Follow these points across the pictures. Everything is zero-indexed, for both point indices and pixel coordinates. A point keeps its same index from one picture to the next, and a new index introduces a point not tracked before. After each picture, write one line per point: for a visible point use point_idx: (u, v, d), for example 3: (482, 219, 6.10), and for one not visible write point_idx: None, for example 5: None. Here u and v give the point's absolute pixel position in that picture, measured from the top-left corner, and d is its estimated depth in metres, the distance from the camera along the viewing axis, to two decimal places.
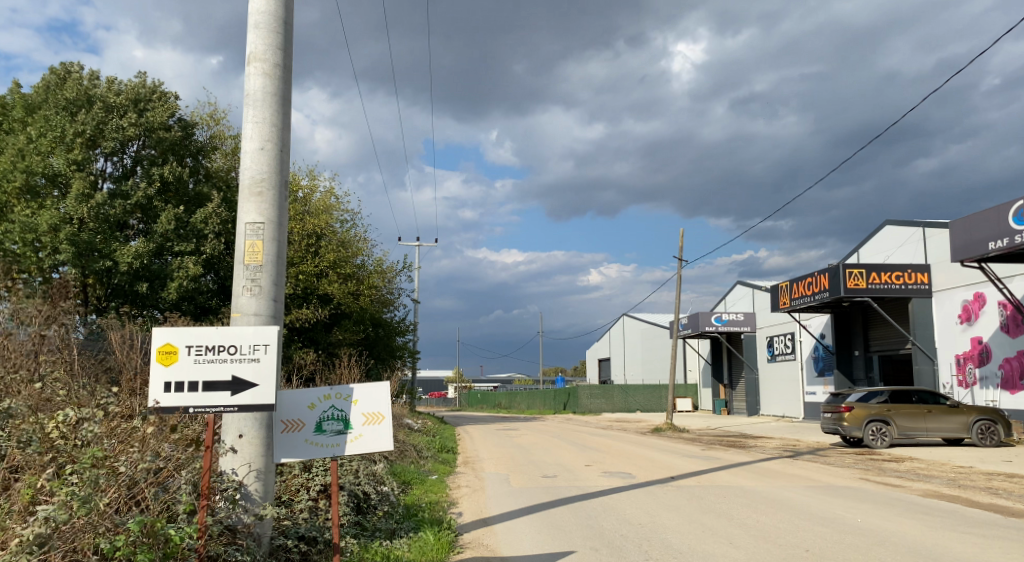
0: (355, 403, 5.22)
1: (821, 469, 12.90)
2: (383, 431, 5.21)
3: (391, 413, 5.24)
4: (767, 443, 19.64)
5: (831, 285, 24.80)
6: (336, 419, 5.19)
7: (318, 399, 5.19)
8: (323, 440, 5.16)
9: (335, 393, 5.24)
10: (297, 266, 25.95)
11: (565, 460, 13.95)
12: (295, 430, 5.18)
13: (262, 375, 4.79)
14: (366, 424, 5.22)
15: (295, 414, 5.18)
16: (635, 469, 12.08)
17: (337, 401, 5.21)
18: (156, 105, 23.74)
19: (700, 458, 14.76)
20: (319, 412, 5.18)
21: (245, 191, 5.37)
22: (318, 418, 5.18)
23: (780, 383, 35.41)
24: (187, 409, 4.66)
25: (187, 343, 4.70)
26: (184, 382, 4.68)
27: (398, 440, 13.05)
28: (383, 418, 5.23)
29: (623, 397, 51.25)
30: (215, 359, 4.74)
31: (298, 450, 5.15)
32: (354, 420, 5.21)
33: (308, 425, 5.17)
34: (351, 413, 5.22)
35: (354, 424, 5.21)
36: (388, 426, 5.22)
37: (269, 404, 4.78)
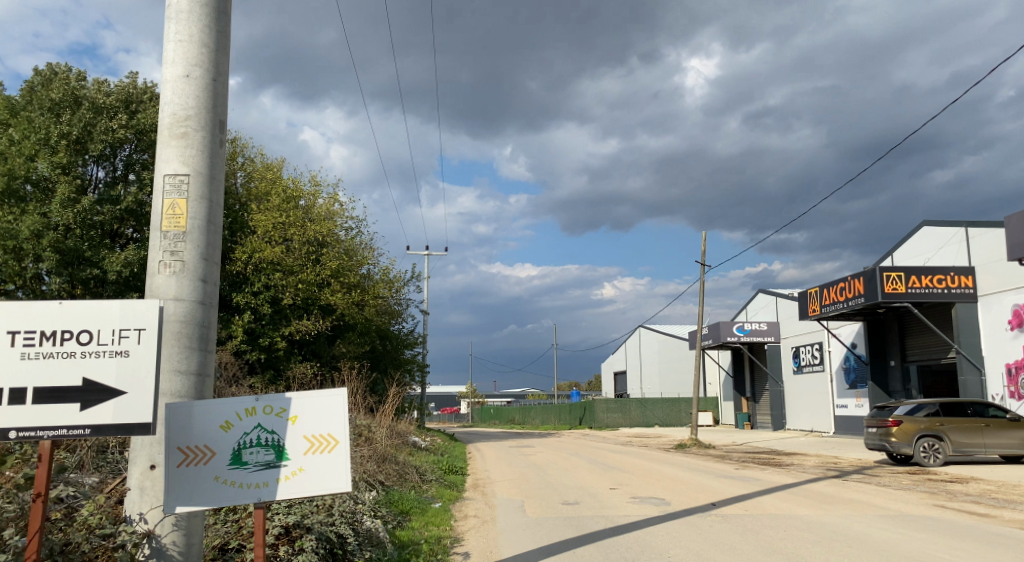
0: (294, 423, 3.98)
1: (881, 492, 11.32)
2: (338, 460, 3.99)
3: (346, 435, 4.01)
4: (805, 461, 18.00)
5: (866, 290, 23.20)
6: (264, 446, 3.94)
7: (238, 415, 3.91)
8: (242, 477, 3.89)
9: (264, 406, 3.97)
10: (298, 275, 24.54)
11: (587, 482, 12.42)
12: (202, 462, 3.85)
13: (128, 380, 3.72)
14: (310, 451, 3.98)
15: (202, 438, 3.85)
16: (669, 494, 10.56)
17: (266, 419, 3.95)
18: (148, 107, 22.80)
19: (738, 479, 13.19)
20: (240, 436, 3.90)
21: (163, 132, 3.97)
22: (238, 444, 3.90)
23: (808, 396, 33.63)
24: (12, 429, 3.60)
25: (12, 329, 3.66)
26: (6, 389, 3.62)
27: (397, 462, 11.58)
28: (337, 442, 4.00)
29: (640, 412, 49.51)
30: (55, 354, 3.70)
31: (206, 491, 3.83)
32: (293, 446, 3.96)
33: (221, 454, 3.87)
34: (289, 436, 3.97)
35: (293, 451, 3.96)
36: (344, 452, 4.00)
37: (134, 420, 3.68)
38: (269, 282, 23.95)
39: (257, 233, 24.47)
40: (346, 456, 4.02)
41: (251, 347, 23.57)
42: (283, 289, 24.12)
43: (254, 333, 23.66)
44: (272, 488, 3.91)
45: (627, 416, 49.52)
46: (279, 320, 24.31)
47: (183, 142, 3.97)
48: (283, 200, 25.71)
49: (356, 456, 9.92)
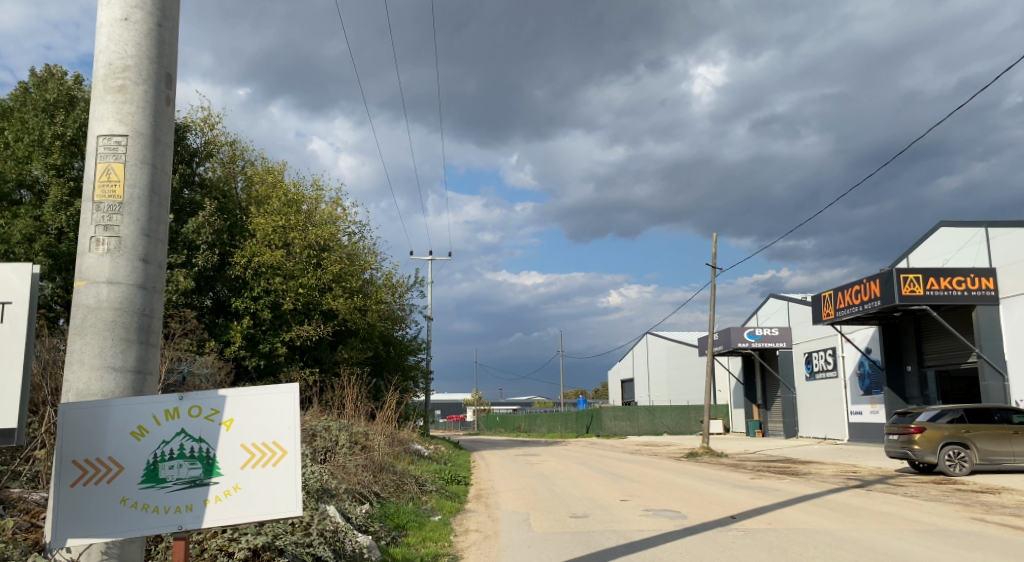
0: (230, 430, 3.42)
1: (911, 504, 10.63)
2: (284, 474, 3.46)
3: (295, 445, 3.47)
4: (823, 469, 17.28)
5: (883, 293, 22.47)
6: (189, 459, 3.39)
7: (153, 421, 3.33)
8: (157, 498, 3.34)
9: (192, 409, 3.40)
10: (298, 279, 23.91)
11: (596, 493, 11.76)
12: (106, 481, 3.29)
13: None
14: (249, 465, 3.43)
15: (108, 451, 3.29)
16: (684, 506, 9.90)
17: (190, 424, 3.39)
18: None
19: (756, 489, 12.49)
20: (158, 446, 3.35)
21: (98, 86, 3.38)
22: (154, 457, 3.35)
23: (821, 402, 32.86)
24: None
25: None
26: None
27: (395, 471, 10.96)
28: (285, 454, 3.47)
29: (648, 419, 48.72)
30: None
31: (111, 517, 3.27)
32: (227, 459, 3.41)
33: (132, 469, 3.33)
34: (222, 447, 3.42)
35: (227, 465, 3.42)
36: (293, 464, 3.47)
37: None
38: (270, 286, 23.47)
39: (257, 236, 23.92)
40: (296, 468, 3.49)
41: (251, 353, 22.98)
42: (284, 293, 23.62)
43: (254, 338, 23.16)
44: (199, 511, 3.37)
45: (635, 423, 48.75)
46: (279, 325, 23.83)
47: (123, 97, 3.39)
48: (285, 203, 25.14)
49: (350, 466, 9.32)
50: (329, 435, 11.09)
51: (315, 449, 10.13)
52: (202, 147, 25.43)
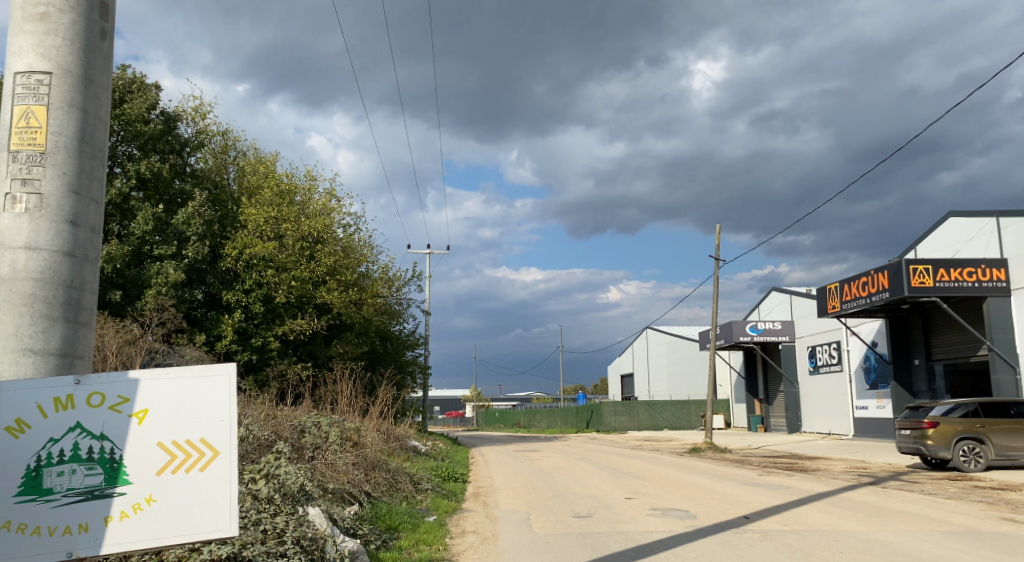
0: (142, 424, 3.11)
1: (931, 502, 10.13)
2: (211, 477, 3.18)
3: (224, 444, 3.19)
4: (832, 465, 16.78)
5: (891, 285, 21.95)
6: (89, 462, 3.04)
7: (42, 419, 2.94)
8: (42, 510, 2.95)
9: (96, 403, 3.04)
10: (291, 271, 23.40)
11: (600, 491, 11.25)
12: None
13: None
14: (168, 470, 3.12)
15: None
16: (693, 505, 9.38)
17: (89, 418, 3.03)
18: (137, 97, 21.87)
19: (766, 487, 11.99)
20: (48, 447, 2.98)
21: (19, 20, 2.97)
22: (40, 461, 2.98)
23: (825, 397, 32.38)
24: None
25: None
26: None
27: (388, 468, 10.45)
28: (215, 455, 3.19)
29: (649, 414, 48.28)
30: None
31: None
32: (140, 461, 3.09)
33: (11, 475, 2.92)
34: (132, 445, 3.09)
35: (140, 471, 3.09)
36: (227, 463, 3.19)
37: None
38: (262, 279, 22.96)
39: (249, 228, 23.41)
40: (227, 468, 3.21)
41: (243, 347, 22.54)
42: (276, 286, 23.05)
43: (246, 332, 22.72)
44: (100, 530, 3.01)
45: (636, 419, 48.28)
46: (273, 319, 23.41)
47: (46, 32, 2.97)
48: (279, 194, 24.67)
49: (339, 464, 8.80)
50: (319, 431, 10.58)
51: (305, 447, 9.60)
52: (194, 137, 24.93)
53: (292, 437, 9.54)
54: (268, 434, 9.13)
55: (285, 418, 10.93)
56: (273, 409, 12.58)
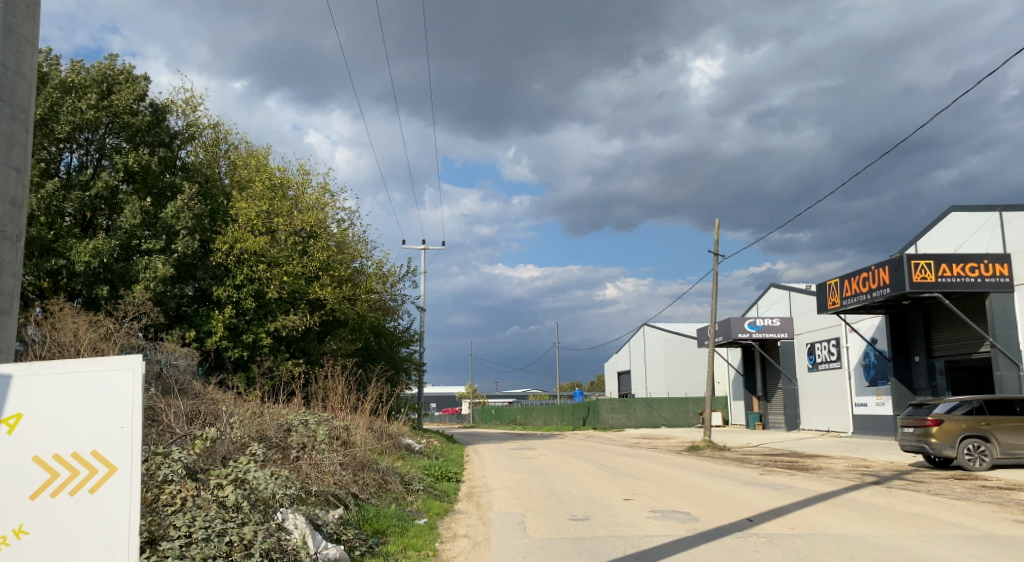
0: (20, 436, 3.04)
1: (941, 503, 9.78)
2: (108, 495, 3.03)
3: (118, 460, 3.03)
4: (833, 464, 16.43)
5: (892, 280, 21.61)
6: None
7: None
8: None
9: None
10: (283, 266, 23.02)
11: (598, 492, 10.87)
12: None
13: None
14: (51, 490, 3.04)
15: None
16: (694, 507, 9.01)
17: None
18: (125, 88, 21.34)
19: (768, 487, 11.64)
20: None
21: None
22: None
23: (824, 394, 32.07)
24: None
25: None
26: None
27: (378, 469, 10.06)
28: (111, 471, 3.05)
29: (646, 412, 47.94)
30: None
31: None
32: (23, 480, 3.03)
33: None
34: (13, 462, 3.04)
35: (21, 491, 3.03)
36: (122, 478, 3.04)
37: None
38: (253, 275, 22.62)
39: (239, 222, 23.01)
40: (126, 482, 3.04)
41: (234, 344, 22.16)
42: (268, 281, 22.69)
43: (237, 329, 22.38)
44: None
45: (633, 416, 47.95)
46: (265, 315, 23.01)
47: None
48: (270, 188, 24.33)
49: (326, 464, 8.44)
50: (306, 430, 10.19)
51: (292, 447, 9.21)
52: (185, 129, 24.48)
53: (275, 436, 9.18)
54: (249, 433, 8.77)
55: (269, 416, 10.58)
56: (260, 407, 12.18)
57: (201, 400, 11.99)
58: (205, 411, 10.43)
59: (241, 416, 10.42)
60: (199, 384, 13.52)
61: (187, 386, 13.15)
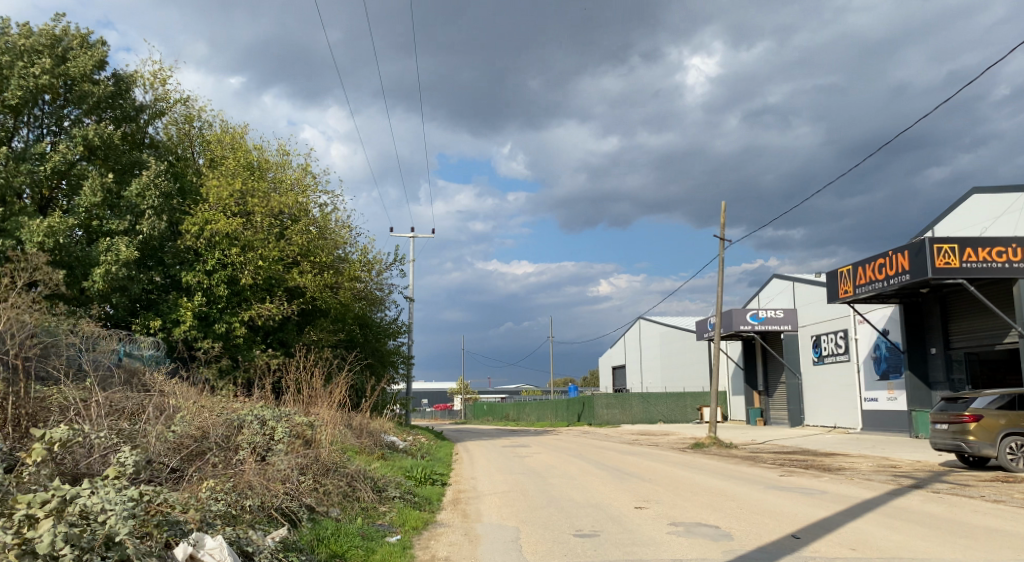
0: None
1: (1008, 513, 8.32)
2: None
3: None
4: (857, 465, 14.92)
5: (912, 266, 20.15)
6: None
7: None
8: None
9: None
10: (257, 250, 21.49)
11: (607, 500, 9.35)
12: None
13: None
14: None
15: None
16: (724, 520, 7.54)
17: None
18: (81, 54, 20.84)
19: (798, 492, 10.14)
20: None
21: None
22: None
23: (831, 389, 30.67)
24: None
25: None
26: None
27: (346, 473, 8.54)
28: None
29: (643, 407, 46.49)
30: None
31: None
32: None
33: None
34: None
35: None
36: None
37: None
38: (226, 260, 21.02)
39: (210, 201, 21.47)
40: None
41: (205, 335, 20.67)
42: (242, 267, 21.10)
43: (209, 318, 20.85)
44: None
45: (630, 412, 46.55)
46: (239, 303, 21.45)
47: None
48: (245, 170, 22.98)
49: (275, 471, 6.96)
50: (263, 427, 8.69)
51: (239, 448, 7.85)
52: (151, 104, 23.08)
53: (219, 434, 7.69)
54: (184, 432, 7.32)
55: (220, 411, 9.11)
56: (213, 399, 10.69)
57: (145, 390, 10.56)
58: (154, 404, 8.95)
59: (189, 410, 8.95)
60: (149, 373, 12.07)
61: (133, 378, 11.68)
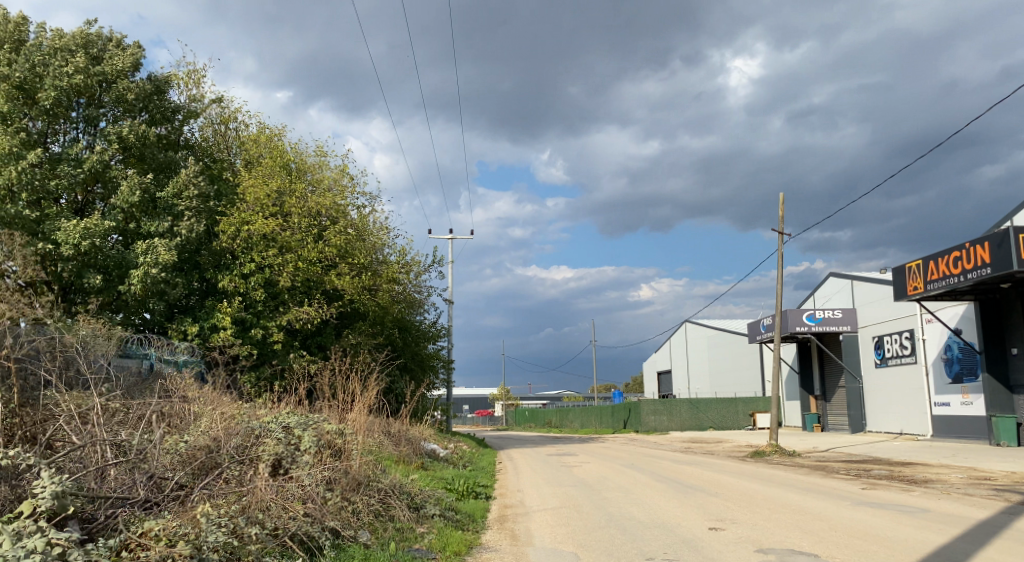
0: None
1: None
2: None
3: None
4: (945, 476, 13.44)
5: (993, 259, 18.48)
6: None
7: None
8: None
9: None
10: (295, 252, 20.86)
11: (675, 520, 8.20)
12: None
13: None
14: None
15: None
16: (822, 548, 6.37)
17: None
18: (118, 55, 20.57)
19: (893, 509, 8.86)
20: None
21: None
22: None
23: (897, 393, 28.82)
24: None
25: None
26: None
27: (380, 488, 7.57)
28: None
29: (691, 413, 44.84)
30: None
31: None
32: None
33: None
34: None
35: None
36: None
37: None
38: (265, 261, 20.31)
39: (247, 201, 20.88)
40: None
41: (242, 340, 19.99)
42: (280, 269, 20.42)
43: (246, 323, 20.21)
44: None
45: (677, 418, 44.98)
46: (277, 307, 20.75)
47: None
48: (283, 171, 22.44)
49: (289, 492, 6.01)
50: (286, 435, 7.73)
51: (259, 459, 6.88)
52: (185, 104, 22.69)
53: (232, 445, 6.76)
54: (193, 443, 6.49)
55: (242, 418, 8.23)
56: (237, 404, 9.85)
57: (164, 395, 9.80)
58: (174, 411, 8.18)
59: (213, 418, 8.12)
60: (172, 377, 11.36)
61: (154, 382, 10.97)
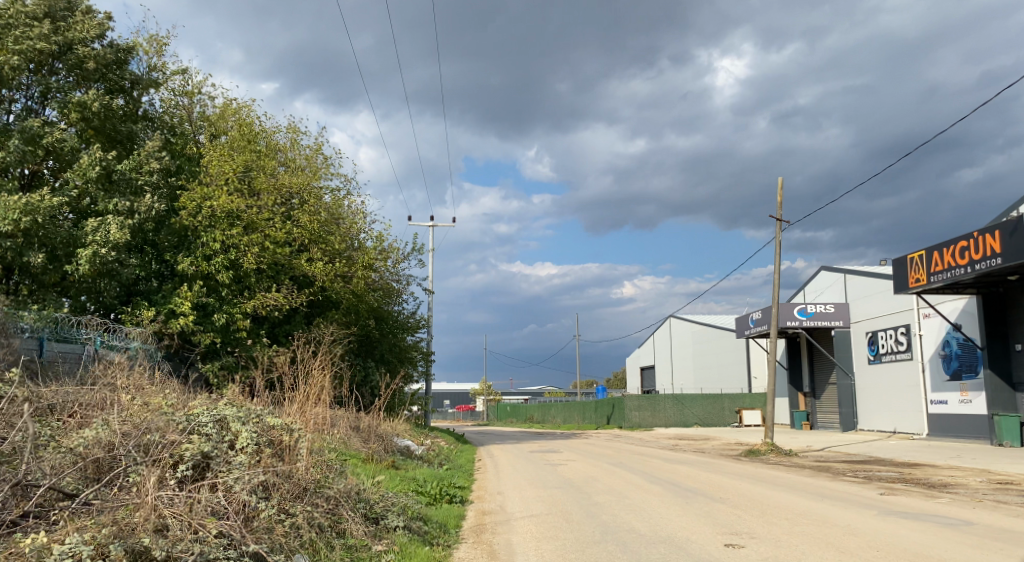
0: None
1: None
2: None
3: None
4: (963, 479, 12.35)
5: (1006, 249, 17.45)
6: None
7: None
8: None
9: None
10: (264, 232, 19.47)
11: (682, 533, 7.00)
12: None
13: None
14: None
15: None
16: None
17: None
18: (83, 21, 19.08)
19: (928, 521, 7.73)
20: None
21: None
22: None
23: (890, 391, 27.90)
24: None
25: None
26: None
27: (331, 496, 6.31)
28: None
29: (676, 409, 43.82)
30: None
31: None
32: None
33: None
34: None
35: None
36: None
37: None
38: (229, 241, 18.80)
39: (212, 178, 19.49)
40: None
41: (203, 327, 18.53)
42: (247, 250, 18.97)
43: (208, 308, 18.68)
44: None
45: (662, 415, 43.96)
46: (243, 292, 19.30)
47: None
48: (251, 148, 21.03)
49: (194, 512, 4.74)
50: (216, 423, 6.32)
51: (180, 463, 5.56)
52: (145, 74, 21.15)
53: (139, 444, 5.45)
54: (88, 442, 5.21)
55: (164, 407, 6.86)
56: (168, 392, 8.50)
57: (86, 383, 8.41)
58: (81, 401, 6.86)
59: (136, 406, 6.81)
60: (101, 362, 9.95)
61: (80, 368, 9.57)
